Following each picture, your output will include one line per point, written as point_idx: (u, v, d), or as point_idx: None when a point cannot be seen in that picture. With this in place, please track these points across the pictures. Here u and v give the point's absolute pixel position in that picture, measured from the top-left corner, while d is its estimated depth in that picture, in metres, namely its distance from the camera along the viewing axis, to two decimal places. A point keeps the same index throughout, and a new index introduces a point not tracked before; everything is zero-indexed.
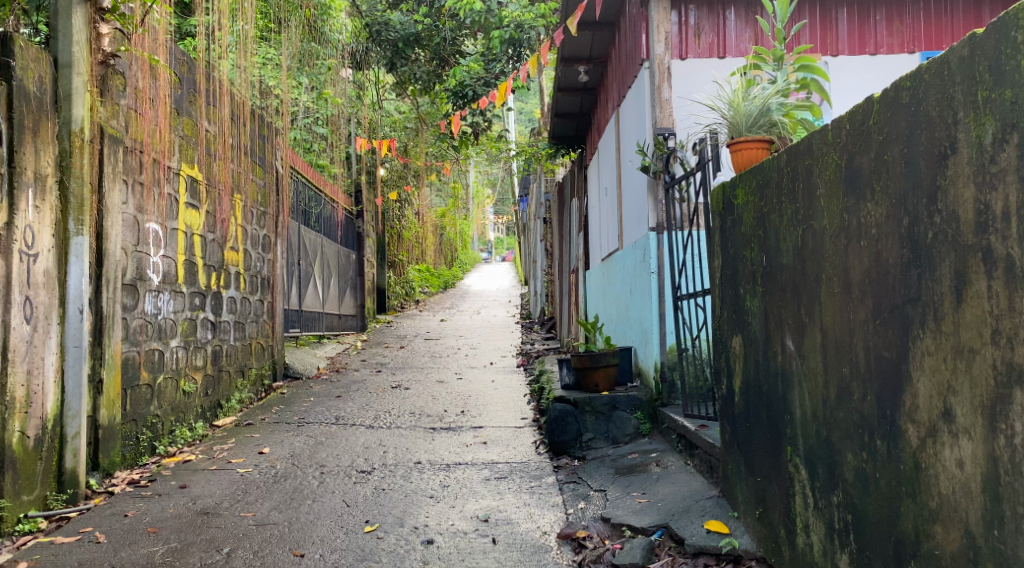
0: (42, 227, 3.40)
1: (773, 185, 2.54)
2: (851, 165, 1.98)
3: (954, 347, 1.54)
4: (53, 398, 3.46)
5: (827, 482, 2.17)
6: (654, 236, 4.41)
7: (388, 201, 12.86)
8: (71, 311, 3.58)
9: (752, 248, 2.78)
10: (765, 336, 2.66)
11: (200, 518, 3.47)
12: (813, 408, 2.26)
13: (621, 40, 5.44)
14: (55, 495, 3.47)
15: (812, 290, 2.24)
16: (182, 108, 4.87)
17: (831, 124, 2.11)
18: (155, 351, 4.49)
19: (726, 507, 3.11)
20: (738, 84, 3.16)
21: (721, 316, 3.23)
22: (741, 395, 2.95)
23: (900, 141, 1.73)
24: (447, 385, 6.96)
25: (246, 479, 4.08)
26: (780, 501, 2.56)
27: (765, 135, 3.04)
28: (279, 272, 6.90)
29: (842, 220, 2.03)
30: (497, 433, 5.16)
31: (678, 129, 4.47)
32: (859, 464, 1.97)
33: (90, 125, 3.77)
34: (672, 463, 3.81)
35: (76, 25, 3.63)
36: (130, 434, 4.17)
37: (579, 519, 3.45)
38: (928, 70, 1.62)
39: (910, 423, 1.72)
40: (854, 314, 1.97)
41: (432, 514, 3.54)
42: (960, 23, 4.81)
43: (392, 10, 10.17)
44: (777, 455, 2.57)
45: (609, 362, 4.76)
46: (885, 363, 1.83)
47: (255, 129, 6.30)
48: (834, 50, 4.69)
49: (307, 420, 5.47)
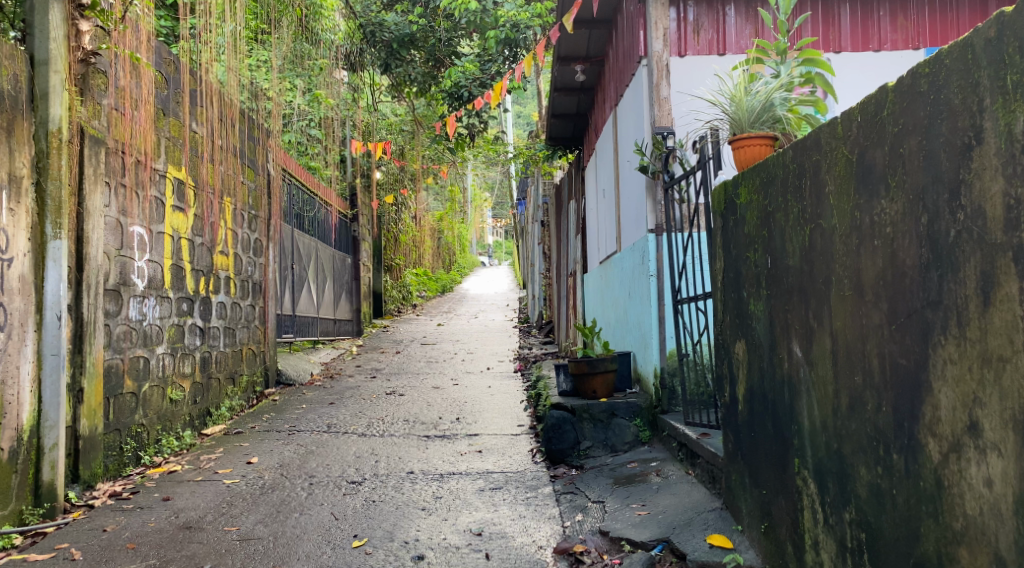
0: (17, 231, 3.28)
1: (779, 183, 2.41)
2: (862, 161, 1.85)
3: (980, 356, 1.42)
4: (29, 409, 3.33)
5: (839, 497, 2.04)
6: (653, 238, 4.29)
7: (383, 204, 12.73)
8: (49, 317, 3.43)
9: (756, 249, 2.65)
10: (770, 342, 2.53)
11: (182, 533, 3.33)
12: (823, 417, 2.13)
13: (619, 39, 5.31)
14: (31, 509, 3.33)
15: (821, 293, 2.12)
16: (168, 108, 4.75)
17: (840, 117, 1.99)
18: (140, 358, 4.35)
19: (730, 521, 2.97)
20: (740, 78, 3.05)
21: (722, 320, 3.11)
22: (745, 403, 2.81)
23: (918, 132, 1.61)
24: (443, 392, 6.81)
25: (232, 491, 3.95)
26: (787, 516, 2.43)
27: (768, 131, 2.92)
28: (271, 276, 6.78)
29: (853, 218, 1.91)
30: (494, 441, 5.02)
31: (678, 127, 4.36)
32: (874, 479, 1.84)
33: (69, 125, 3.64)
34: (672, 473, 3.67)
35: (53, 21, 3.50)
36: (113, 445, 4.04)
37: (576, 533, 3.32)
38: (949, 53, 1.50)
39: (931, 437, 1.60)
40: (868, 318, 1.84)
41: (424, 528, 3.40)
42: (966, 17, 4.69)
43: (386, 11, 10.04)
44: (784, 468, 2.44)
45: (608, 368, 4.63)
46: (902, 372, 1.70)
47: (245, 131, 6.17)
48: (836, 46, 4.57)
49: (297, 428, 5.33)
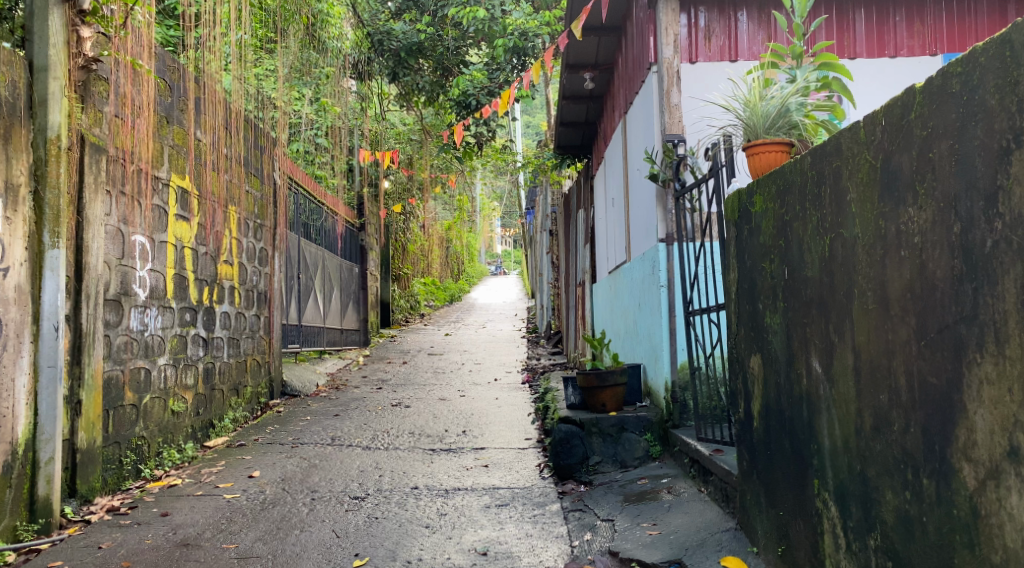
0: (13, 239, 3.22)
1: (796, 190, 2.31)
2: (888, 166, 1.75)
3: (1021, 376, 1.31)
4: (24, 422, 3.24)
5: (863, 523, 1.93)
6: (664, 248, 4.18)
7: (392, 213, 12.68)
8: (45, 328, 3.37)
9: (772, 259, 2.54)
10: (787, 357, 2.42)
11: (178, 551, 3.24)
12: (845, 437, 2.02)
13: (628, 45, 5.22)
14: (26, 525, 3.24)
15: (843, 306, 2.01)
16: (172, 116, 4.70)
17: (862, 121, 1.90)
18: (141, 369, 4.28)
19: (745, 542, 2.86)
20: (753, 82, 2.94)
21: (737, 333, 2.99)
22: (761, 419, 2.70)
23: (948, 136, 1.51)
24: (450, 403, 6.71)
25: (233, 506, 3.86)
26: (805, 539, 2.32)
27: (784, 138, 2.82)
28: (277, 286, 6.71)
29: (878, 226, 1.80)
30: (500, 455, 4.92)
31: (690, 134, 4.28)
32: (901, 505, 1.73)
33: (68, 132, 3.58)
34: (684, 490, 3.56)
35: (54, 28, 3.45)
36: (112, 458, 3.96)
37: (584, 553, 3.20)
38: (985, 51, 1.40)
39: (966, 462, 1.49)
40: (894, 334, 1.74)
41: (427, 547, 3.30)
42: (985, 22, 4.57)
43: (395, 19, 10.01)
44: (803, 488, 2.32)
45: (617, 381, 4.53)
46: (933, 391, 1.59)
47: (250, 138, 6.07)
48: (851, 52, 4.47)
49: (301, 441, 5.25)
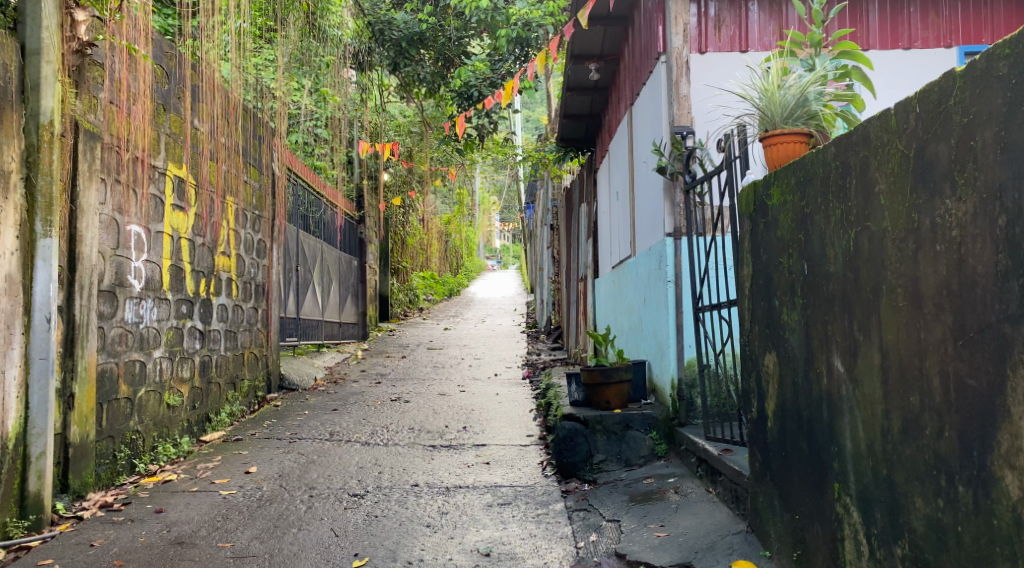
0: (4, 228, 3.11)
1: (818, 182, 2.22)
2: (922, 156, 1.66)
3: None
4: (15, 415, 3.15)
5: (888, 530, 1.84)
6: (671, 242, 4.08)
7: (392, 206, 12.57)
8: (37, 319, 3.26)
9: (790, 254, 2.46)
10: (806, 355, 2.34)
11: (173, 549, 3.15)
12: (869, 441, 1.94)
13: (636, 35, 5.10)
14: (16, 522, 3.15)
15: (869, 303, 1.93)
16: (168, 104, 4.59)
17: (893, 109, 1.80)
18: (136, 362, 4.18)
19: (757, 546, 2.78)
20: (771, 70, 2.84)
21: (750, 330, 2.91)
22: (776, 420, 2.61)
23: (993, 122, 1.42)
24: (449, 398, 6.63)
25: (229, 503, 3.77)
26: (824, 545, 2.24)
27: (802, 128, 2.73)
28: (275, 278, 6.61)
29: (911, 219, 1.71)
30: (502, 452, 4.84)
31: (702, 126, 4.20)
32: (933, 513, 1.64)
33: (62, 118, 3.48)
34: (692, 490, 3.48)
35: (46, 10, 3.33)
36: (106, 453, 3.87)
37: (590, 555, 3.12)
38: None
39: (1009, 470, 1.40)
40: (928, 332, 1.65)
41: (428, 547, 3.21)
42: (1002, 15, 4.47)
43: (396, 9, 9.89)
44: (822, 492, 2.24)
45: (622, 378, 4.45)
46: (971, 395, 1.51)
47: (248, 128, 5.97)
48: (865, 43, 4.38)
49: (299, 436, 5.15)
